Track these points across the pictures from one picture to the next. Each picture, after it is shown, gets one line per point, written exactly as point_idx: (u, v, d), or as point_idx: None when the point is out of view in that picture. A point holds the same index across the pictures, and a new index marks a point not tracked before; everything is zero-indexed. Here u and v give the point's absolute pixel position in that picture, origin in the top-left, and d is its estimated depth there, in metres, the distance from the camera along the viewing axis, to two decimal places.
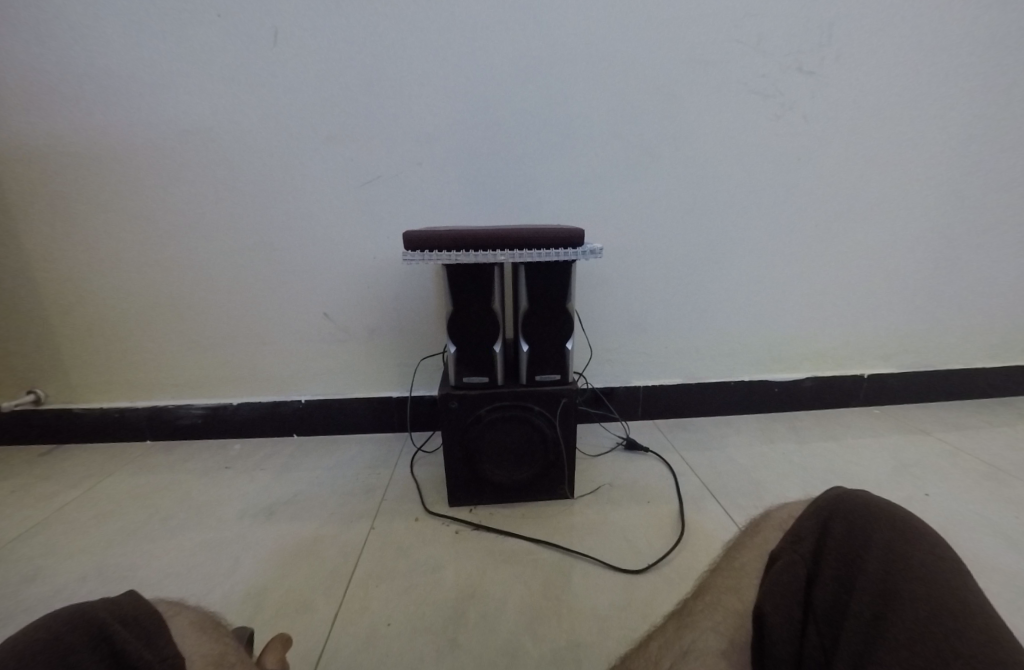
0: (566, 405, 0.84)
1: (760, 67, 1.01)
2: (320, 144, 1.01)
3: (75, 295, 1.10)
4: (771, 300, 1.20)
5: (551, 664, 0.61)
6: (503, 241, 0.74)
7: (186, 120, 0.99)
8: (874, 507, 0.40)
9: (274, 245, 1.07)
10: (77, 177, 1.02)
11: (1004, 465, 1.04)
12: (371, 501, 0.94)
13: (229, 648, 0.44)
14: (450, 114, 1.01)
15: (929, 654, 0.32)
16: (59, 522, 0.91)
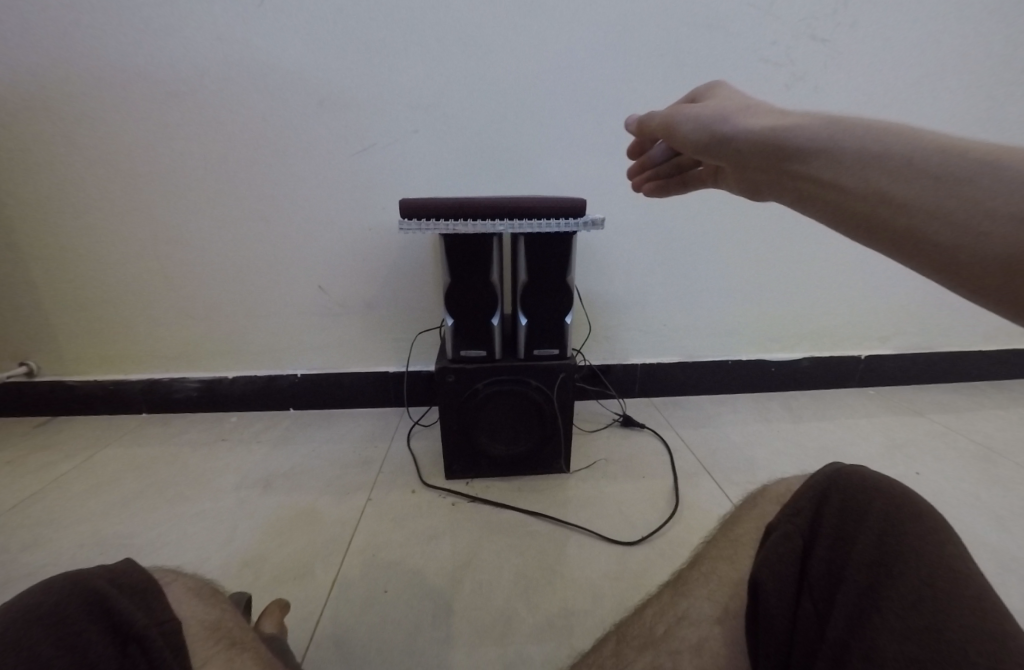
0: (563, 379, 0.83)
1: (772, 33, 0.98)
2: (311, 108, 0.98)
3: (64, 265, 1.08)
4: (772, 278, 1.19)
5: (545, 630, 0.62)
6: (503, 209, 0.72)
7: (170, 81, 0.95)
8: (871, 482, 0.41)
9: (268, 216, 1.05)
10: (59, 141, 0.98)
11: (996, 445, 1.05)
12: (369, 473, 0.94)
13: (226, 614, 0.44)
14: (448, 80, 0.97)
15: (924, 615, 0.33)
16: (55, 492, 0.91)
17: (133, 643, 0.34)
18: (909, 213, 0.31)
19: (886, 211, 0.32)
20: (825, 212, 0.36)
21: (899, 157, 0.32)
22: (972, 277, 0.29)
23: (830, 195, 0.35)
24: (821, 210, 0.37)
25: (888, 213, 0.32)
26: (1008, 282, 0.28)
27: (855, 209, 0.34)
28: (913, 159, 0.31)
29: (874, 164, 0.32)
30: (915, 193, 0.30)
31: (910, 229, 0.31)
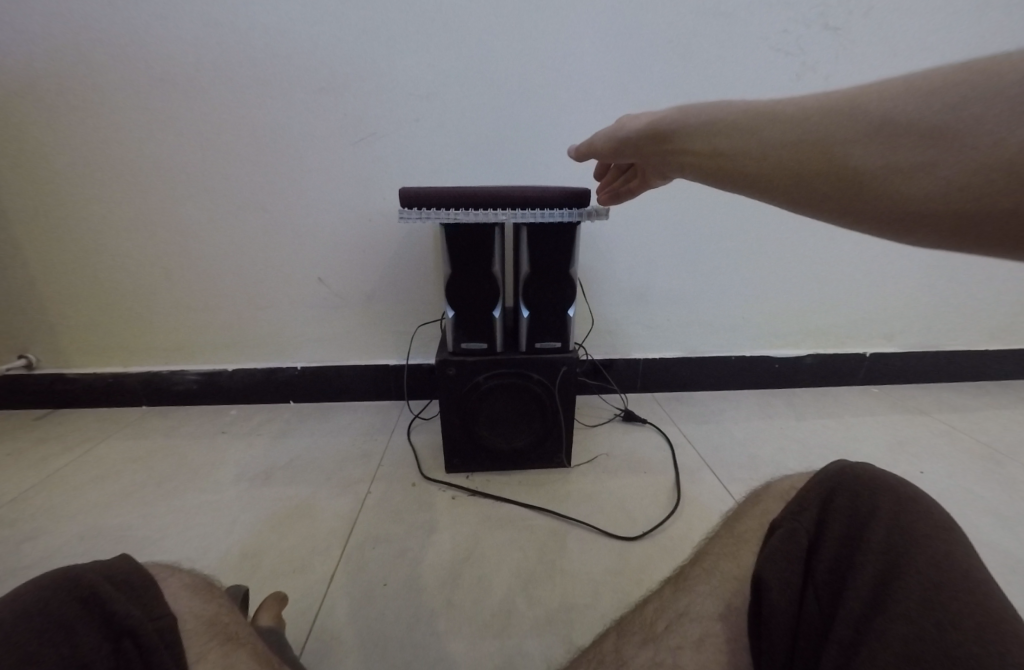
0: (565, 373, 0.83)
1: (781, 21, 0.96)
2: (311, 96, 0.96)
3: (62, 256, 1.07)
4: (778, 273, 1.18)
5: (545, 625, 0.62)
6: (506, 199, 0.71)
7: (169, 68, 0.94)
8: (878, 479, 0.40)
9: (268, 207, 1.04)
10: (55, 129, 0.97)
11: (1001, 445, 1.04)
12: (368, 466, 0.94)
13: (223, 608, 0.44)
14: (451, 69, 0.95)
15: (934, 617, 0.32)
16: (54, 484, 0.90)
17: (126, 638, 0.34)
18: (746, 162, 0.36)
19: (738, 169, 0.37)
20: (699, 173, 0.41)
21: (728, 124, 0.38)
22: (806, 198, 0.33)
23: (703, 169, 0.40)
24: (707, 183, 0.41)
25: (739, 171, 0.37)
26: (838, 197, 0.31)
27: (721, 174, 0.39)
28: (737, 123, 0.37)
29: (718, 135, 0.38)
30: (749, 146, 0.36)
31: (758, 180, 0.36)
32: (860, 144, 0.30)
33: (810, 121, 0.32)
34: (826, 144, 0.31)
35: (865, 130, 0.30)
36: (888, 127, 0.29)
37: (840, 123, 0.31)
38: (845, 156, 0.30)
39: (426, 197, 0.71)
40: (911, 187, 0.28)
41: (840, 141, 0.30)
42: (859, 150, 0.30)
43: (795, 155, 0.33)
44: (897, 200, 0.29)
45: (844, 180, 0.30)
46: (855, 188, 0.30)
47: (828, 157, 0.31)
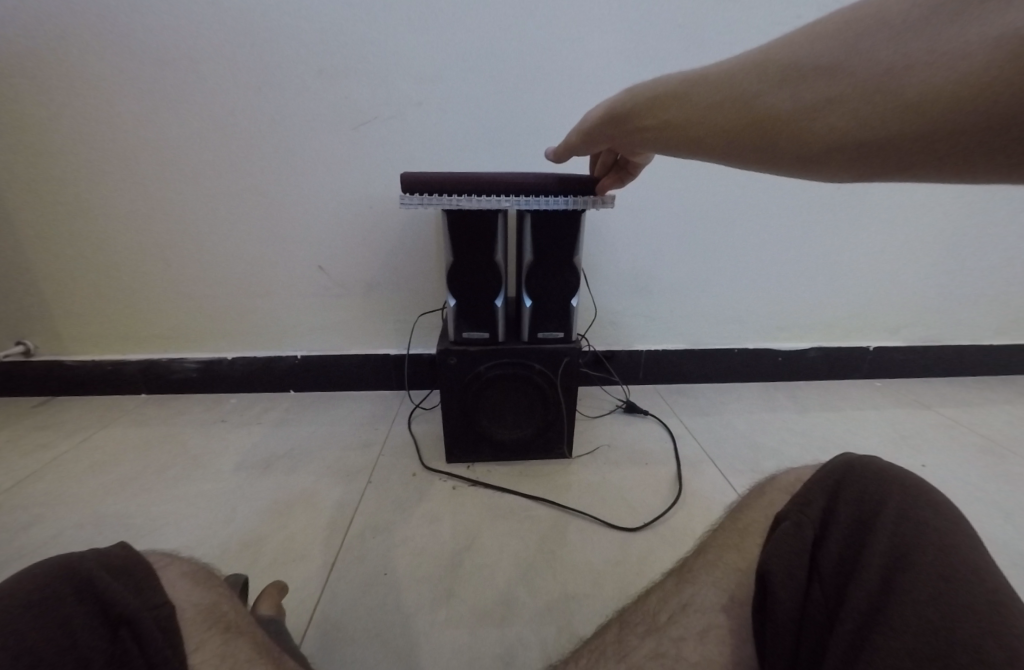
0: (568, 364, 0.82)
1: (794, 6, 0.94)
2: (312, 79, 0.94)
3: (59, 241, 1.06)
4: (783, 264, 1.16)
5: (546, 615, 0.62)
6: (509, 185, 0.70)
7: (165, 48, 0.91)
8: (885, 474, 0.40)
9: (268, 193, 1.03)
10: (49, 112, 0.95)
11: (1004, 439, 1.04)
12: (369, 456, 0.93)
13: (223, 597, 0.43)
14: (455, 52, 0.93)
15: (942, 612, 0.31)
16: (53, 472, 0.90)
17: (124, 626, 0.33)
18: (694, 126, 0.41)
19: (692, 138, 0.41)
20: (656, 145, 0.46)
21: (673, 97, 0.43)
22: (746, 150, 0.38)
23: (662, 143, 0.45)
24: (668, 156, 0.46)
25: (689, 140, 0.42)
26: (771, 146, 0.36)
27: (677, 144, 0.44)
28: (681, 93, 0.42)
29: (668, 110, 0.43)
30: (691, 114, 0.41)
31: (709, 145, 0.40)
32: (775, 94, 0.34)
33: (729, 83, 0.37)
34: (749, 100, 0.36)
35: (775, 82, 0.34)
36: (794, 73, 0.33)
37: (757, 77, 0.35)
38: (762, 107, 0.35)
39: (428, 183, 0.70)
40: (819, 122, 0.32)
41: (758, 95, 0.35)
42: (774, 97, 0.34)
43: (725, 114, 0.38)
44: (813, 139, 0.33)
45: (770, 126, 0.35)
46: (780, 135, 0.35)
47: (752, 111, 0.36)
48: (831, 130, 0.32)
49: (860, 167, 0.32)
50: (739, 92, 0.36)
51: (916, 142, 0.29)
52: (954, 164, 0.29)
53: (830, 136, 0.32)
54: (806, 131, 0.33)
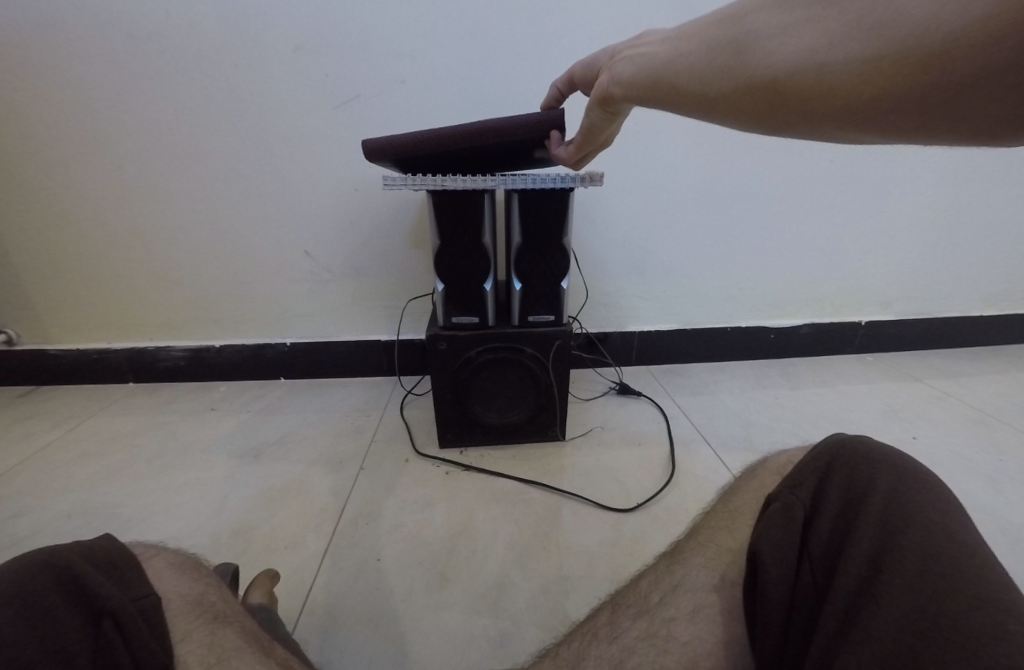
0: (560, 347, 0.81)
1: None
2: (288, 55, 0.90)
3: (35, 227, 1.02)
4: (776, 241, 1.15)
5: (540, 597, 0.62)
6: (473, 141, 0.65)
7: (130, 22, 0.87)
8: (874, 452, 0.40)
9: (250, 176, 1.00)
10: (13, 91, 0.91)
11: (994, 409, 1.04)
12: (361, 442, 0.93)
13: (211, 588, 0.42)
14: (437, 24, 0.89)
15: (929, 592, 0.31)
16: (42, 462, 0.89)
17: (107, 619, 0.32)
18: (676, 74, 0.43)
19: (679, 80, 0.43)
20: (633, 91, 0.48)
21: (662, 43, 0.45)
22: (731, 111, 0.40)
23: (640, 82, 0.46)
24: (647, 106, 0.48)
25: (680, 70, 0.43)
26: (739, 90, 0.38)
27: (660, 93, 0.45)
28: (672, 36, 0.44)
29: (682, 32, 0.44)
30: (674, 66, 0.43)
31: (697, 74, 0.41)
32: (762, 18, 0.36)
33: (709, 44, 0.40)
34: (736, 23, 0.38)
35: (762, 6, 0.36)
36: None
37: (751, 4, 0.37)
38: (745, 31, 0.37)
39: (390, 146, 0.68)
40: (794, 80, 0.34)
41: (746, 17, 0.37)
42: (758, 20, 0.36)
43: (713, 41, 0.39)
44: (779, 90, 0.36)
45: (739, 50, 0.37)
46: (749, 59, 0.37)
47: (735, 32, 0.37)
48: (799, 51, 0.34)
49: (841, 118, 0.34)
50: (733, 16, 0.38)
51: (869, 66, 0.31)
52: (921, 116, 0.31)
53: (801, 68, 0.34)
54: (766, 65, 0.36)
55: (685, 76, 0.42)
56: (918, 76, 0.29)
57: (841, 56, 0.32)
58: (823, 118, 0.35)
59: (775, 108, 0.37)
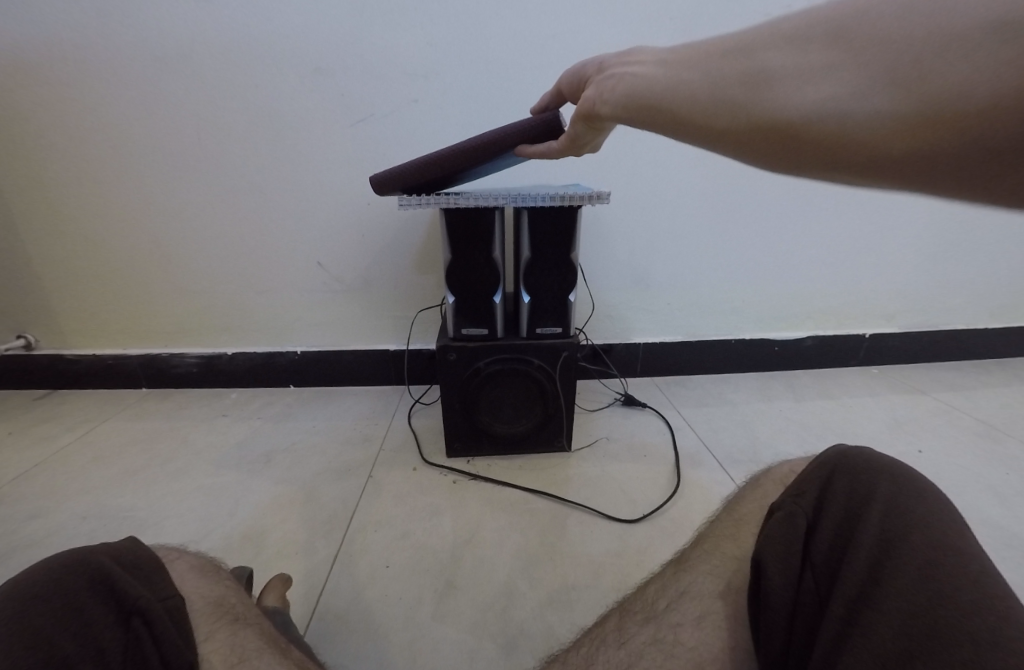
0: (567, 358, 0.82)
1: None
2: (306, 74, 0.94)
3: (57, 236, 1.06)
4: (780, 254, 1.17)
5: (547, 606, 0.63)
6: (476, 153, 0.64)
7: (156, 43, 0.91)
8: (874, 464, 0.41)
9: (265, 189, 1.02)
10: (43, 106, 0.95)
11: (1001, 423, 1.04)
12: (370, 449, 0.94)
13: (229, 590, 0.44)
14: (450, 45, 0.92)
15: (926, 601, 0.32)
16: (58, 465, 0.91)
17: (136, 618, 0.34)
18: (674, 99, 0.39)
19: (684, 105, 0.38)
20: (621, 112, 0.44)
21: (655, 66, 0.41)
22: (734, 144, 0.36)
23: (633, 99, 0.42)
24: (636, 125, 0.43)
25: (679, 95, 0.38)
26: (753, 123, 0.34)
27: (655, 117, 0.41)
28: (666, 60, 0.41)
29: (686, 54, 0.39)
30: (672, 91, 0.39)
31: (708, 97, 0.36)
32: (782, 54, 0.33)
33: (716, 75, 0.36)
34: (751, 55, 0.34)
35: (780, 43, 0.33)
36: (801, 35, 0.32)
37: (764, 39, 0.34)
38: (763, 67, 0.33)
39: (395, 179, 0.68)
40: (815, 122, 0.31)
41: (759, 52, 0.34)
42: (776, 56, 0.33)
43: (722, 74, 0.35)
44: (795, 131, 0.32)
45: (755, 87, 0.34)
46: (763, 97, 0.33)
47: (749, 64, 0.34)
48: (821, 97, 0.31)
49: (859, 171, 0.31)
50: (744, 48, 0.35)
51: (899, 125, 0.28)
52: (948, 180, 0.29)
53: (821, 113, 0.31)
54: (783, 105, 0.32)
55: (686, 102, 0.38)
56: (948, 132, 0.27)
57: (873, 101, 0.29)
58: (839, 166, 0.32)
59: (788, 149, 0.33)
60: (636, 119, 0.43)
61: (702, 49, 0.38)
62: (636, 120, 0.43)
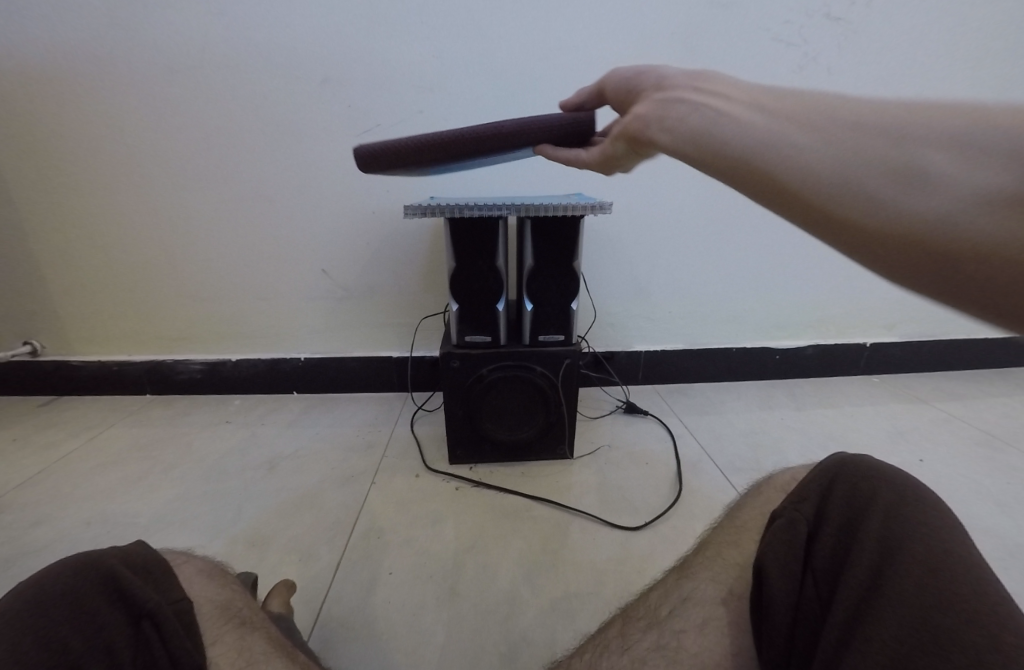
0: (569, 366, 0.83)
1: (784, 12, 0.95)
2: (314, 87, 0.96)
3: (66, 243, 1.07)
4: (780, 264, 1.18)
5: (550, 613, 0.63)
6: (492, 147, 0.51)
7: (168, 56, 0.93)
8: (874, 471, 0.41)
9: (271, 198, 1.04)
10: (56, 117, 0.97)
11: (1001, 432, 1.05)
12: (373, 456, 0.95)
13: (236, 594, 0.44)
14: (454, 58, 0.94)
15: (926, 607, 0.32)
16: (63, 470, 0.92)
17: (145, 620, 0.35)
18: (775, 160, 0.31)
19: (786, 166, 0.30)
20: (691, 156, 0.36)
21: (749, 108, 0.33)
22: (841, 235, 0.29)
23: (713, 145, 0.34)
24: (705, 171, 0.35)
25: (783, 156, 0.30)
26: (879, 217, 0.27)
27: (741, 172, 0.33)
28: (767, 104, 0.32)
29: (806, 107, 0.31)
30: (775, 151, 0.31)
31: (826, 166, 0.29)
32: (937, 153, 0.25)
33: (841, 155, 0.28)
34: (895, 142, 0.27)
35: (938, 137, 0.26)
36: (968, 135, 0.25)
37: (918, 126, 0.26)
38: (914, 162, 0.26)
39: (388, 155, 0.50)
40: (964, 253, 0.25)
41: (908, 142, 0.26)
42: (930, 154, 0.26)
43: (852, 155, 0.28)
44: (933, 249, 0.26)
45: (895, 183, 0.26)
46: (904, 199, 0.26)
47: (893, 154, 0.27)
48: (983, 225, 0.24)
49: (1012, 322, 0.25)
50: (890, 131, 0.27)
51: None
52: None
53: (975, 243, 0.24)
54: (927, 220, 0.25)
55: (786, 169, 0.30)
56: None
57: None
58: (980, 302, 0.25)
59: (913, 262, 0.26)
60: (707, 165, 0.35)
61: (831, 106, 0.30)
62: (707, 165, 0.35)
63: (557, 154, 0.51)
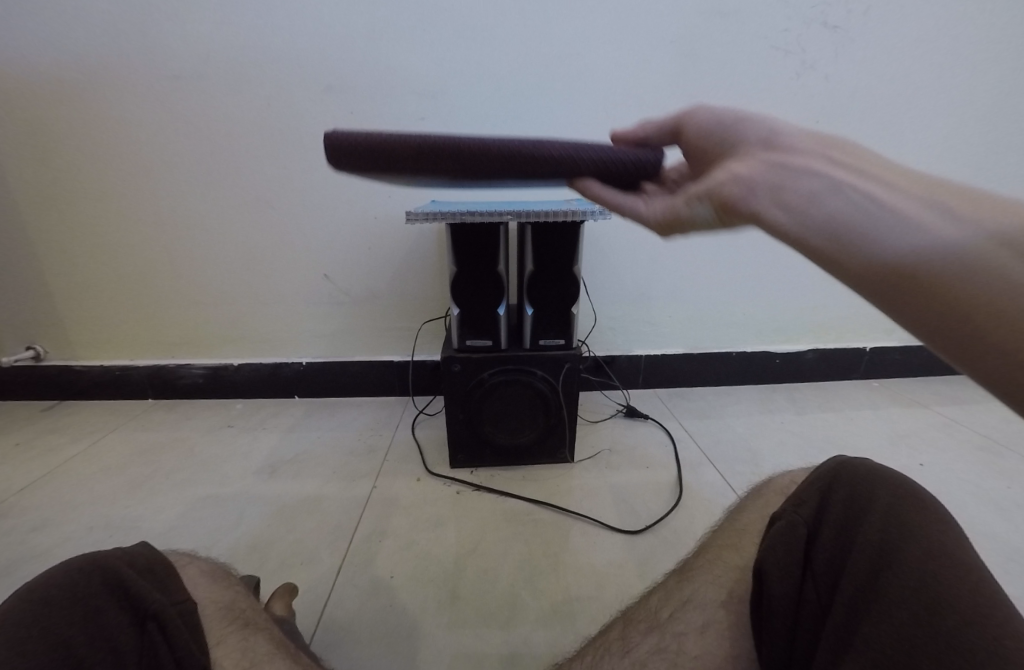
0: (569, 370, 0.83)
1: (782, 21, 0.96)
2: (318, 95, 0.97)
3: (71, 249, 1.08)
4: (780, 269, 1.18)
5: (551, 617, 0.63)
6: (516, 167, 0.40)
7: (175, 64, 0.94)
8: (874, 474, 0.41)
9: (274, 204, 1.05)
10: (63, 124, 0.98)
11: (1001, 436, 1.05)
12: (374, 460, 0.95)
13: (239, 596, 0.45)
14: (456, 66, 0.96)
15: (924, 608, 0.32)
16: (66, 475, 0.92)
17: (151, 622, 0.35)
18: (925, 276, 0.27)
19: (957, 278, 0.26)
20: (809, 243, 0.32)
21: (898, 208, 0.29)
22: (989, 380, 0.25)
23: (840, 238, 0.30)
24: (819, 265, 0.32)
25: (936, 276, 0.26)
26: None
27: (876, 273, 0.29)
28: (920, 209, 0.28)
29: (980, 206, 0.27)
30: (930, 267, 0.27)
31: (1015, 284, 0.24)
32: None
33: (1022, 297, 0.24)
34: None
35: None
36: None
37: None
38: None
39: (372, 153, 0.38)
40: None
41: None
42: None
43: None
44: None
45: None
46: None
47: None
48: None
49: None
50: None
51: None
52: None
53: None
54: None
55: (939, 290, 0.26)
56: None
57: None
58: None
59: None
60: (827, 259, 0.31)
61: (1015, 211, 0.26)
62: (827, 260, 0.31)
63: (602, 194, 0.42)
